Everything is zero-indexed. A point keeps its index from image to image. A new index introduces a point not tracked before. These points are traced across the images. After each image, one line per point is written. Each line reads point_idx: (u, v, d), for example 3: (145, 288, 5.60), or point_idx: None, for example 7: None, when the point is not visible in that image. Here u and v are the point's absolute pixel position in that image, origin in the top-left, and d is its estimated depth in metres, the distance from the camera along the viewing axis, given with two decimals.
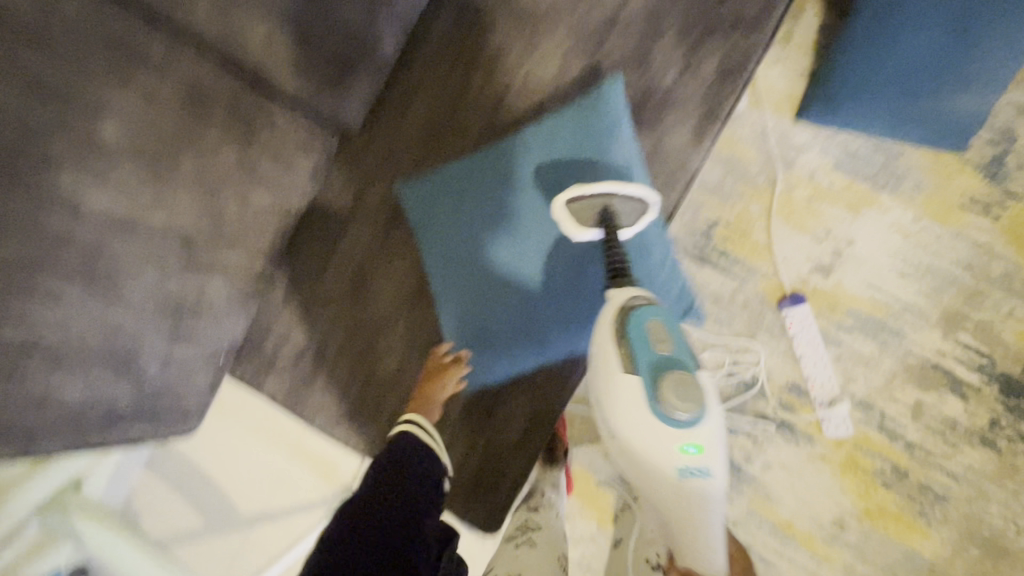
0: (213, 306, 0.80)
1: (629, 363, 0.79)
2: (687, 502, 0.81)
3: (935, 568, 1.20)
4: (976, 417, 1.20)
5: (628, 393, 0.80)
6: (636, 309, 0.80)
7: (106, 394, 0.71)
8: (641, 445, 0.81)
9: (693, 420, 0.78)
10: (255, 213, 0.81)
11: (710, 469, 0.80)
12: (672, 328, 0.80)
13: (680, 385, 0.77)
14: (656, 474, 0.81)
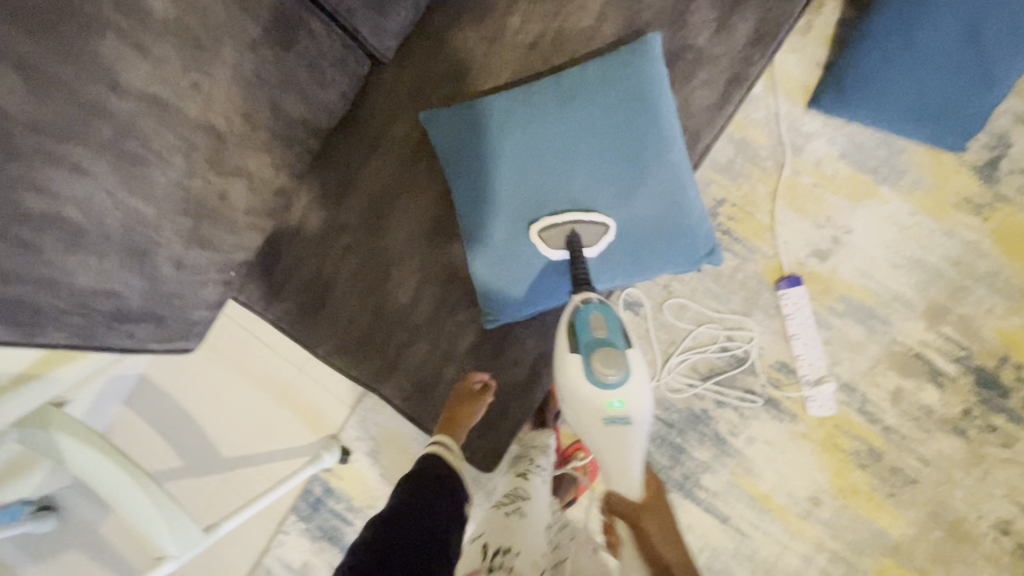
0: (231, 211, 0.82)
1: (569, 339, 0.83)
2: (610, 448, 0.87)
3: (900, 547, 1.25)
4: (951, 405, 1.26)
5: (568, 362, 0.84)
6: (581, 297, 0.84)
7: (118, 286, 0.71)
8: (573, 401, 0.85)
9: (618, 383, 0.81)
10: (285, 123, 0.84)
11: (633, 422, 0.84)
12: (611, 314, 0.84)
13: (608, 357, 0.80)
14: (584, 424, 0.86)
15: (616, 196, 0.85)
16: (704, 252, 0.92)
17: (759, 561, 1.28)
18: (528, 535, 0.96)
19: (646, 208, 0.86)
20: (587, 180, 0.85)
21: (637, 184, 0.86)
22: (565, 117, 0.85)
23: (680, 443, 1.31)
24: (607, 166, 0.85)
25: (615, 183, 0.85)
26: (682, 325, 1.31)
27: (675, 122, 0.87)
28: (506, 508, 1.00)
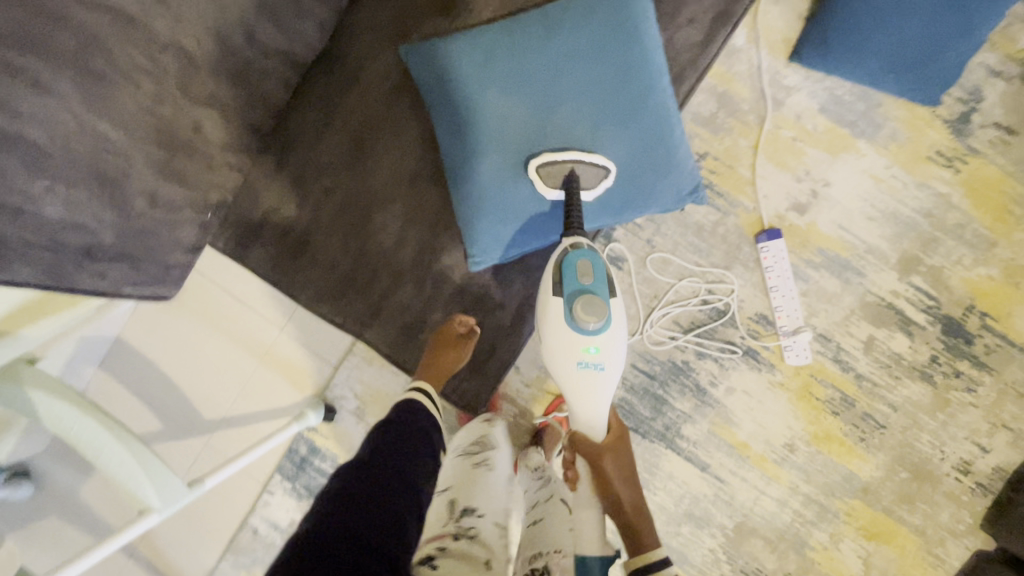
0: (204, 144, 0.80)
1: (553, 282, 0.83)
2: (579, 395, 0.85)
3: (869, 489, 1.31)
4: (919, 353, 1.31)
5: (549, 304, 0.83)
6: (572, 241, 0.83)
7: (89, 222, 0.68)
8: (551, 343, 0.84)
9: (597, 329, 0.82)
10: (260, 51, 0.81)
11: (606, 370, 0.84)
12: (599, 263, 0.83)
13: (592, 306, 0.81)
14: (558, 369, 0.85)
15: (604, 130, 0.85)
16: (688, 188, 0.93)
17: (737, 506, 1.33)
18: (494, 490, 0.92)
19: (633, 142, 0.86)
20: (574, 113, 0.84)
21: (624, 117, 0.85)
22: (551, 49, 0.83)
23: (663, 395, 1.33)
24: (594, 99, 0.84)
25: (601, 117, 0.84)
26: (664, 278, 1.32)
27: (660, 56, 0.87)
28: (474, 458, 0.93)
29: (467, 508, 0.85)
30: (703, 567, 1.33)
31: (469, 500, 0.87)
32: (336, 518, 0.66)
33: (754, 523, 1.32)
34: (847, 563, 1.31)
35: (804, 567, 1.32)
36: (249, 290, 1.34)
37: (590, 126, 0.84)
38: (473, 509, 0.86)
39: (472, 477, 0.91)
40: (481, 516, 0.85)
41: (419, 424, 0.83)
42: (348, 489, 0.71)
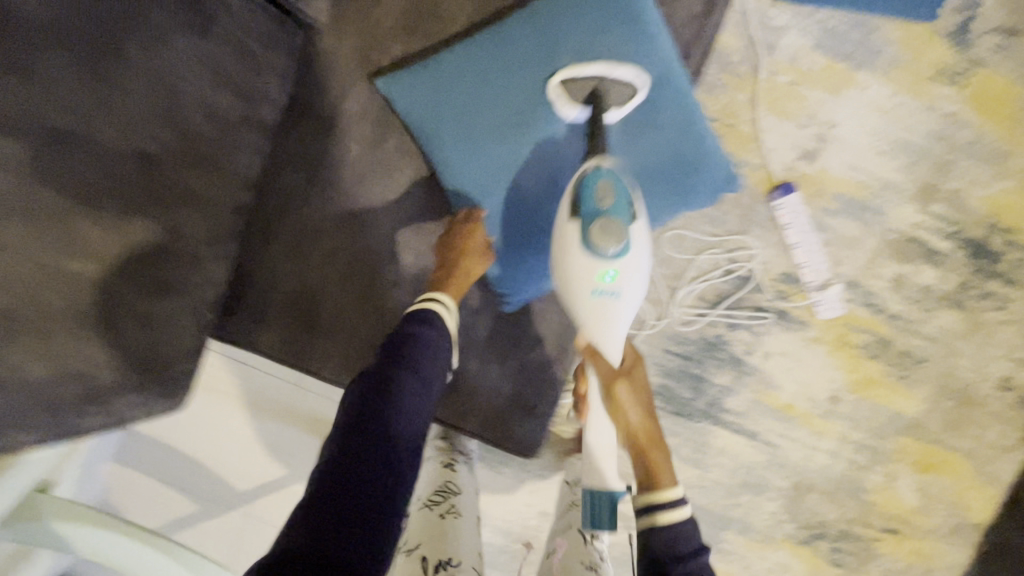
0: (192, 245, 0.69)
1: (571, 202, 0.76)
2: (591, 326, 0.78)
3: (916, 424, 1.31)
4: (948, 281, 1.28)
5: (565, 230, 0.76)
6: (590, 164, 0.76)
7: (82, 369, 0.60)
8: (565, 272, 0.77)
9: (615, 255, 0.74)
10: (226, 126, 0.71)
11: (622, 299, 0.77)
12: (621, 182, 0.76)
13: (609, 227, 0.73)
14: (572, 298, 0.77)
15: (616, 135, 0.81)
16: (723, 174, 0.86)
17: (791, 466, 1.33)
18: (465, 533, 0.91)
19: (650, 139, 0.82)
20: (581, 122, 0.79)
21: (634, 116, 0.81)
22: (546, 58, 0.78)
23: (700, 373, 1.30)
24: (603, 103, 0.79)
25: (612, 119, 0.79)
26: (682, 257, 1.28)
27: (667, 40, 0.80)
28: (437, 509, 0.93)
29: (443, 559, 0.83)
30: (767, 530, 1.34)
31: (440, 552, 0.85)
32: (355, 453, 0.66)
33: (810, 479, 1.33)
34: (904, 498, 1.33)
35: (865, 510, 1.33)
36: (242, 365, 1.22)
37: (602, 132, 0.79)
38: (448, 559, 0.84)
39: (441, 525, 0.90)
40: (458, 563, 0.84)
41: (435, 343, 0.76)
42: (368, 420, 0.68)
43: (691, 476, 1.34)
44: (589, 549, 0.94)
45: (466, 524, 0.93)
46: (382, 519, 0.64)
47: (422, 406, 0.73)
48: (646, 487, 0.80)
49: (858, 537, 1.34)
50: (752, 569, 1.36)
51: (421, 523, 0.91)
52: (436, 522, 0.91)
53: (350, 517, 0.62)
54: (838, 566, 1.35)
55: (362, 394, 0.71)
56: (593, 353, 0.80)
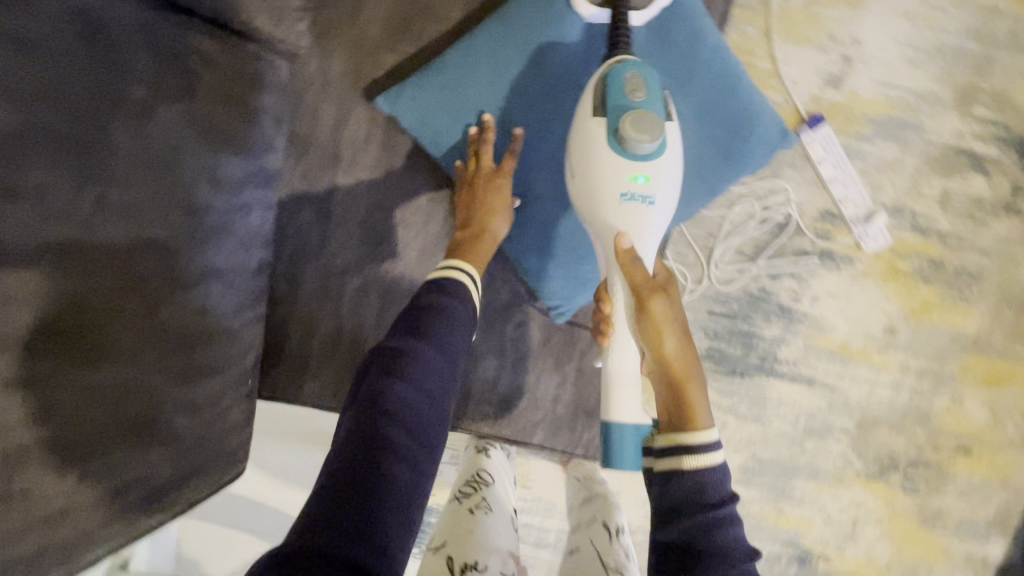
0: (225, 320, 0.64)
1: (597, 99, 0.69)
2: (621, 233, 0.68)
3: (978, 341, 1.27)
4: (999, 188, 1.21)
5: (589, 128, 0.69)
6: (617, 60, 0.70)
7: (144, 473, 0.57)
8: (590, 176, 0.68)
9: (646, 149, 0.66)
10: (233, 185, 0.63)
11: (655, 206, 0.68)
12: (653, 78, 0.69)
13: (641, 120, 0.66)
14: (600, 202, 0.68)
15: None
16: (774, 129, 0.81)
17: (853, 405, 1.30)
18: (497, 533, 0.75)
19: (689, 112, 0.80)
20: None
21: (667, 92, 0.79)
22: (562, 50, 0.74)
23: (749, 328, 1.26)
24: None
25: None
26: (713, 212, 1.22)
27: (687, 6, 0.80)
28: (466, 505, 0.78)
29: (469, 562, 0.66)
30: (836, 472, 1.33)
31: (465, 551, 0.69)
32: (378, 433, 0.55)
33: (874, 415, 1.30)
34: (973, 417, 1.30)
35: (934, 435, 1.31)
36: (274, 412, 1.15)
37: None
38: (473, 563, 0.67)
39: (468, 521, 0.74)
40: (485, 569, 0.67)
41: (462, 321, 0.67)
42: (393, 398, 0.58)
43: (754, 431, 1.31)
44: (615, 550, 0.79)
45: (498, 521, 0.77)
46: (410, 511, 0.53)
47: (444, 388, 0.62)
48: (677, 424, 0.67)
49: (929, 462, 1.32)
50: (826, 512, 1.34)
51: (448, 517, 0.76)
52: (463, 517, 0.75)
53: (375, 507, 0.51)
54: (911, 493, 1.33)
55: (381, 370, 0.60)
56: (630, 265, 0.68)
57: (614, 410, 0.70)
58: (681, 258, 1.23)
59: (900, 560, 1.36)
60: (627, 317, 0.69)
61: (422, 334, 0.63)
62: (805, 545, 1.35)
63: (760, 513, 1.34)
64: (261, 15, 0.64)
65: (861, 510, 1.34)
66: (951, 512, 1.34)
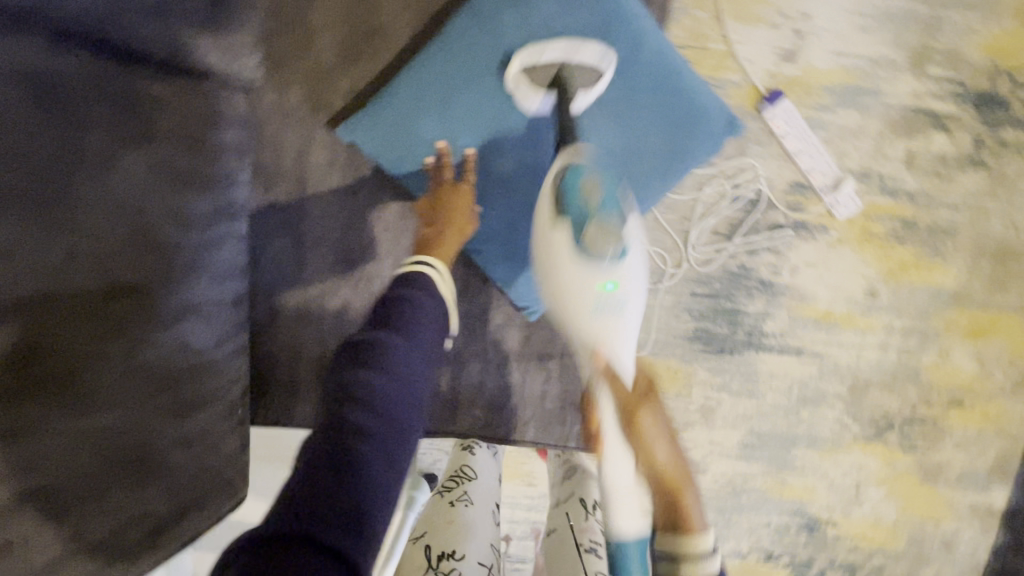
0: (208, 356, 0.65)
1: (557, 211, 0.72)
2: (600, 343, 0.73)
3: (959, 295, 1.29)
4: (961, 143, 1.23)
5: (556, 237, 0.71)
6: (573, 158, 0.72)
7: (145, 511, 0.59)
8: (564, 288, 0.72)
9: (613, 260, 0.71)
10: (202, 225, 0.64)
11: (627, 311, 0.73)
12: (608, 184, 0.73)
13: (604, 232, 0.71)
14: (575, 313, 0.73)
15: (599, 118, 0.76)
16: (722, 122, 0.79)
17: (844, 370, 1.32)
18: (477, 524, 0.81)
19: (635, 113, 0.76)
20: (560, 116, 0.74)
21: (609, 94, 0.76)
22: (501, 56, 0.73)
23: (733, 306, 1.28)
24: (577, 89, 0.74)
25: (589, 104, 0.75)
26: (685, 196, 1.23)
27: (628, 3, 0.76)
28: (449, 498, 0.83)
29: (446, 553, 0.73)
30: (834, 437, 1.35)
31: (445, 542, 0.75)
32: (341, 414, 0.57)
33: (865, 377, 1.32)
34: (963, 369, 1.32)
35: (926, 391, 1.33)
36: (275, 440, 1.17)
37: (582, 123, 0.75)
38: (452, 553, 0.74)
39: (449, 514, 0.80)
40: (463, 557, 0.74)
41: (428, 311, 0.70)
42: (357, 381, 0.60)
43: (749, 407, 1.32)
44: (588, 526, 0.86)
45: (480, 514, 0.83)
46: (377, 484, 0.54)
47: (419, 377, 0.65)
48: (672, 530, 0.66)
49: (924, 418, 1.34)
50: (829, 478, 1.36)
51: (431, 510, 0.82)
52: (446, 509, 0.81)
53: (337, 480, 0.52)
54: (910, 451, 1.36)
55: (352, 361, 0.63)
56: (612, 375, 0.73)
57: (616, 522, 0.69)
58: (659, 244, 1.25)
59: (906, 518, 1.38)
60: (613, 421, 0.72)
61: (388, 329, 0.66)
62: (812, 512, 1.37)
63: (764, 486, 1.36)
64: (210, 55, 0.64)
65: (863, 473, 1.36)
66: (951, 466, 1.36)
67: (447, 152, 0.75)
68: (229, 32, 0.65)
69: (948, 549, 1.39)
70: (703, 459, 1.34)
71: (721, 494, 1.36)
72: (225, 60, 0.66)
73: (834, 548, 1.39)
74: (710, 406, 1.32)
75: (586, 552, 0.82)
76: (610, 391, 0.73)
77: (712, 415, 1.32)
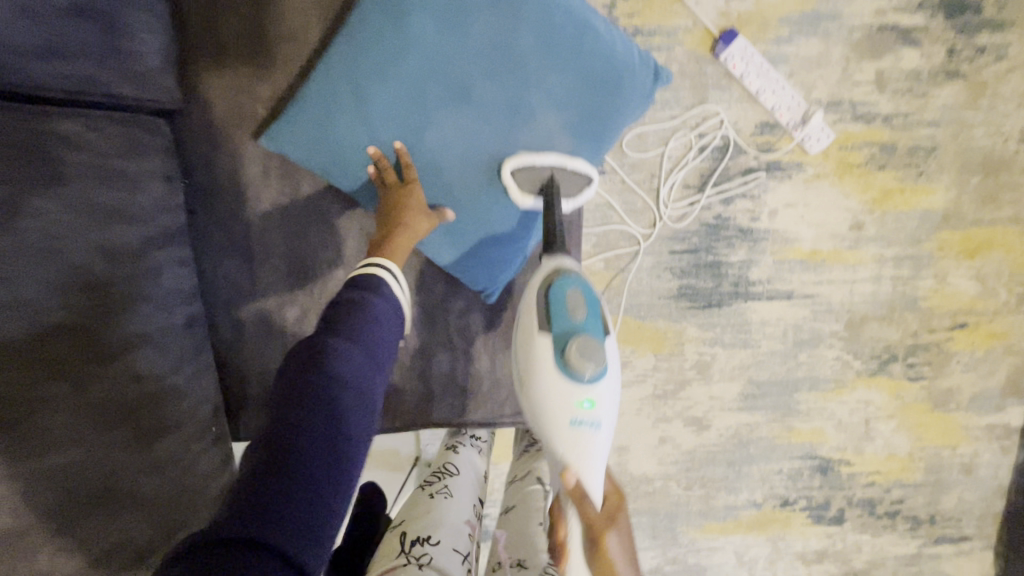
0: (164, 380, 0.67)
1: (541, 319, 0.72)
2: (570, 460, 0.71)
3: (950, 215, 1.24)
4: (933, 56, 1.17)
5: (537, 349, 0.72)
6: (557, 271, 0.73)
7: (126, 536, 0.60)
8: (538, 399, 0.72)
9: (591, 381, 0.71)
10: (131, 255, 0.65)
11: (601, 429, 0.72)
12: (591, 297, 0.74)
13: (586, 348, 0.70)
14: (548, 424, 0.72)
15: (528, 103, 0.73)
16: (647, 76, 0.76)
17: (838, 308, 1.28)
18: (457, 513, 0.82)
19: (561, 87, 0.73)
20: (486, 110, 0.72)
21: (532, 73, 0.72)
22: (410, 47, 0.70)
23: (715, 258, 1.25)
24: (497, 81, 0.71)
25: (511, 89, 0.72)
26: (651, 153, 1.21)
27: None
28: (430, 490, 0.86)
29: (421, 536, 0.75)
30: (836, 376, 1.32)
31: (420, 528, 0.77)
32: (298, 423, 0.53)
33: (861, 312, 1.28)
34: (961, 290, 1.28)
35: (926, 317, 1.29)
36: None
37: (511, 114, 0.73)
38: (428, 538, 0.75)
39: (429, 503, 0.82)
40: (438, 542, 0.75)
41: (383, 316, 0.67)
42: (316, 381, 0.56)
43: (745, 357, 1.30)
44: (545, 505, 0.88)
45: (461, 505, 0.84)
46: (332, 495, 0.52)
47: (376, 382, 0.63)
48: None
49: (929, 345, 1.30)
50: (836, 418, 1.34)
51: (412, 502, 0.84)
52: (426, 500, 0.83)
53: (294, 499, 0.49)
54: (917, 380, 1.32)
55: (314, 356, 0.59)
56: (580, 496, 0.70)
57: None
58: (630, 207, 1.22)
59: (921, 448, 1.35)
60: (578, 538, 0.72)
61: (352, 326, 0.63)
62: (823, 454, 1.36)
63: (771, 434, 1.34)
64: (122, 86, 0.65)
65: (870, 408, 1.34)
66: (962, 390, 1.33)
67: (382, 158, 0.74)
68: (135, 55, 0.66)
69: (968, 473, 1.37)
70: (705, 415, 1.33)
71: (728, 447, 1.35)
72: (140, 87, 0.68)
73: (850, 486, 1.37)
74: (705, 361, 1.30)
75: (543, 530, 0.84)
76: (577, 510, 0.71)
77: (709, 369, 1.31)
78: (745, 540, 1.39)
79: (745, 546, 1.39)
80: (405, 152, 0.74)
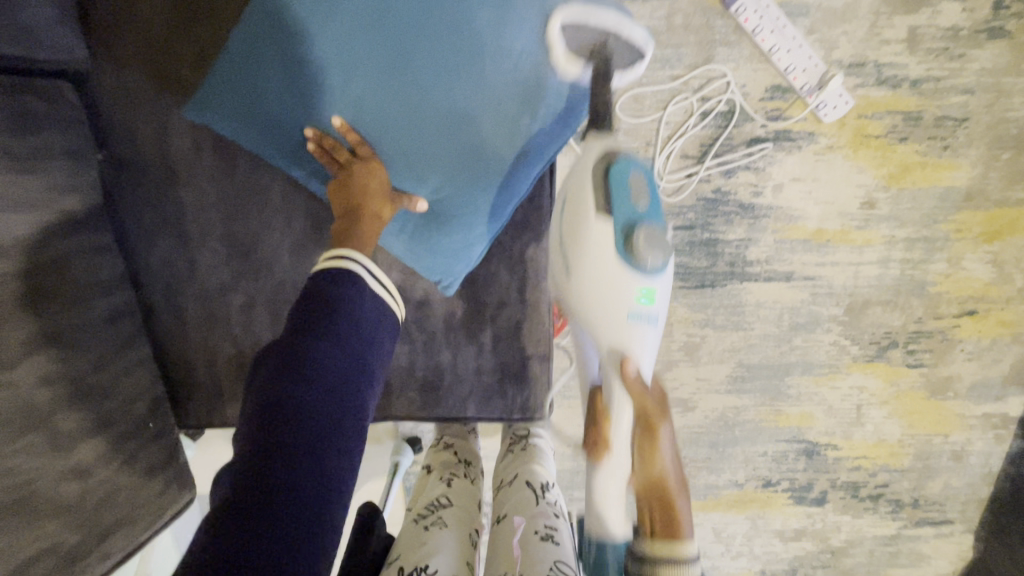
0: (90, 378, 0.64)
1: (600, 198, 0.61)
2: (627, 350, 0.63)
3: (973, 194, 1.13)
4: (976, 11, 1.06)
5: (591, 230, 0.61)
6: (616, 150, 0.62)
7: (58, 537, 0.59)
8: (587, 285, 0.63)
9: (654, 271, 0.61)
10: (38, 247, 0.61)
11: (656, 325, 0.64)
12: (652, 180, 0.64)
13: (652, 236, 0.60)
14: (600, 319, 0.64)
15: (480, 76, 0.62)
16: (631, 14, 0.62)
17: (840, 290, 1.18)
18: (451, 540, 0.82)
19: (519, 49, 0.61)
20: (433, 85, 0.63)
21: (486, 43, 0.61)
22: (342, 13, 0.62)
23: (711, 236, 1.15)
24: (440, 53, 0.62)
25: (462, 43, 0.61)
26: (647, 118, 1.10)
27: None
28: (425, 518, 0.85)
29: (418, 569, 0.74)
30: (832, 361, 1.22)
31: (417, 558, 0.76)
32: (273, 446, 0.51)
33: (865, 295, 1.18)
34: (976, 277, 1.17)
35: (934, 304, 1.18)
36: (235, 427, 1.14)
37: (458, 92, 0.63)
38: (424, 568, 0.75)
39: (423, 536, 0.81)
40: (435, 571, 0.75)
41: (362, 314, 0.63)
42: (296, 400, 0.54)
43: (736, 339, 1.21)
44: (541, 510, 0.84)
45: (455, 532, 0.84)
46: (318, 516, 0.50)
47: (357, 382, 0.60)
48: (663, 534, 0.64)
49: (932, 333, 1.20)
50: (827, 403, 1.24)
51: (407, 531, 0.84)
52: (419, 531, 0.83)
53: (280, 528, 0.47)
54: (916, 367, 1.22)
55: (279, 371, 0.56)
56: (636, 387, 0.64)
57: (599, 521, 0.70)
58: None
59: (913, 434, 1.26)
60: (625, 431, 0.66)
61: (317, 330, 0.59)
62: (811, 438, 1.26)
63: (758, 417, 1.25)
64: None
65: (864, 395, 1.24)
66: (961, 379, 1.22)
67: (325, 138, 0.68)
68: (21, 11, 0.62)
69: (958, 460, 1.27)
70: (690, 397, 1.24)
71: (713, 429, 1.26)
72: (26, 48, 0.63)
73: (836, 470, 1.28)
74: (694, 343, 1.21)
75: (542, 538, 0.79)
76: (630, 399, 0.65)
77: (697, 351, 1.21)
78: (723, 518, 1.31)
79: (723, 523, 1.32)
80: (348, 130, 0.67)
